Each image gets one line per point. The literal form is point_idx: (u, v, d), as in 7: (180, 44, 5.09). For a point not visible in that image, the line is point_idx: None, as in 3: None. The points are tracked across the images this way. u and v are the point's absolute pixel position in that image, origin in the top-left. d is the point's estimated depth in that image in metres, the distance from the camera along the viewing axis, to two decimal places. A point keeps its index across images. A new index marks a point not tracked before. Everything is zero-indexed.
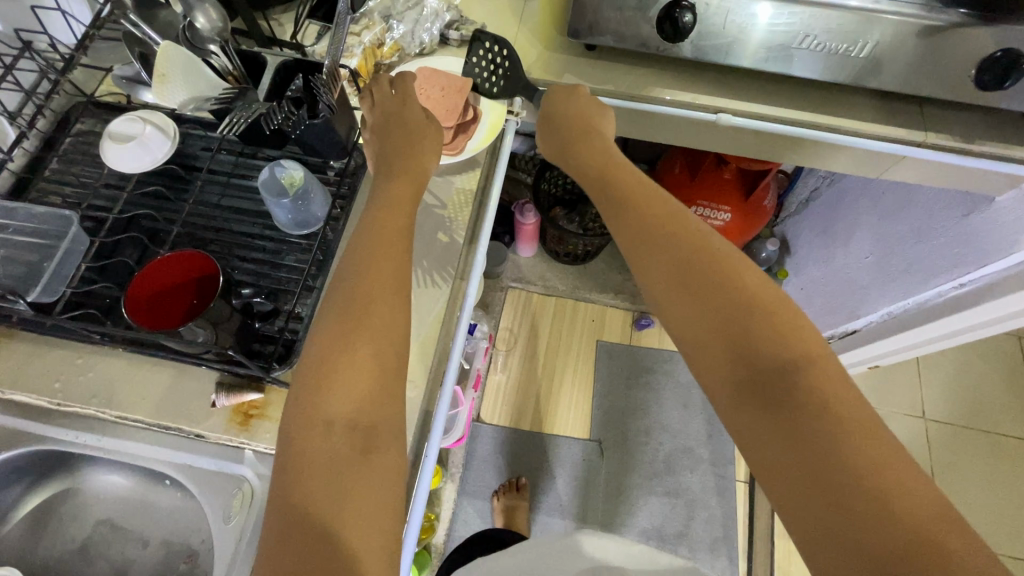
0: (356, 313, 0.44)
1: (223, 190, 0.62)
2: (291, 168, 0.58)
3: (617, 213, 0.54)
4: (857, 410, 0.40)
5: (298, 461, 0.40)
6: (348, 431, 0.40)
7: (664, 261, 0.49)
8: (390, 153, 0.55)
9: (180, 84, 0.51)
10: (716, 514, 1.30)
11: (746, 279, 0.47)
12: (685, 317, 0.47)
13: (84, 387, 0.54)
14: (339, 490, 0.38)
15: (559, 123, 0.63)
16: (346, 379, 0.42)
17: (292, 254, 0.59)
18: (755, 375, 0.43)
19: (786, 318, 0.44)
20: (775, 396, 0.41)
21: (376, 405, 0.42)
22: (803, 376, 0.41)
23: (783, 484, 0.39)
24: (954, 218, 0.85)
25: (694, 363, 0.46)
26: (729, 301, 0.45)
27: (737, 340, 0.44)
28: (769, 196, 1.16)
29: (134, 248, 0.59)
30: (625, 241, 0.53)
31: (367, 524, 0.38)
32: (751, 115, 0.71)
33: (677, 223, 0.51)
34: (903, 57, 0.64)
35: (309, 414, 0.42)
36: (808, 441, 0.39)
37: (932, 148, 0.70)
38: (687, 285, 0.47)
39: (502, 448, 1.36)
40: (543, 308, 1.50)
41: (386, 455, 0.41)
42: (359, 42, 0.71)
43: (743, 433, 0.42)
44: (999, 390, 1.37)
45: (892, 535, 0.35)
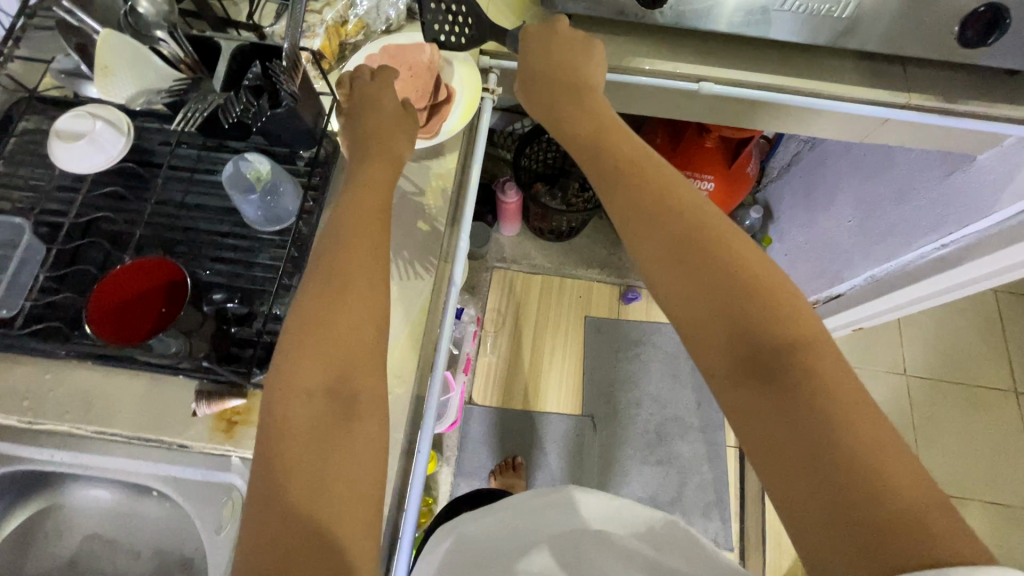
0: (332, 288, 0.44)
1: (186, 187, 0.59)
2: (256, 162, 0.54)
3: (606, 184, 0.52)
4: (849, 389, 0.38)
5: (282, 428, 0.40)
6: (328, 397, 0.41)
7: (658, 232, 0.47)
8: (362, 133, 0.53)
9: (126, 76, 0.46)
10: (708, 479, 1.33)
11: (743, 253, 0.44)
12: (677, 290, 0.45)
13: (56, 404, 0.51)
14: (321, 454, 0.39)
15: (540, 82, 0.60)
16: (322, 350, 0.42)
17: (267, 251, 0.56)
18: (754, 354, 0.41)
19: (781, 294, 0.43)
20: (770, 373, 0.40)
21: (353, 376, 0.42)
22: (798, 352, 0.40)
23: (775, 461, 0.38)
24: (936, 178, 0.85)
25: (688, 337, 0.44)
26: (724, 276, 0.43)
27: (732, 316, 0.42)
28: (751, 162, 1.14)
29: (95, 254, 0.55)
30: (615, 212, 0.50)
31: (348, 493, 0.38)
32: (732, 83, 0.69)
33: (674, 197, 0.48)
34: (886, 17, 0.63)
35: (286, 386, 0.41)
36: (801, 418, 0.38)
37: (916, 110, 0.70)
38: (680, 258, 0.45)
39: (496, 429, 1.36)
40: (529, 287, 1.49)
41: (369, 424, 0.41)
42: (321, 21, 0.66)
43: (736, 411, 0.41)
44: (975, 343, 1.41)
45: (881, 517, 0.34)
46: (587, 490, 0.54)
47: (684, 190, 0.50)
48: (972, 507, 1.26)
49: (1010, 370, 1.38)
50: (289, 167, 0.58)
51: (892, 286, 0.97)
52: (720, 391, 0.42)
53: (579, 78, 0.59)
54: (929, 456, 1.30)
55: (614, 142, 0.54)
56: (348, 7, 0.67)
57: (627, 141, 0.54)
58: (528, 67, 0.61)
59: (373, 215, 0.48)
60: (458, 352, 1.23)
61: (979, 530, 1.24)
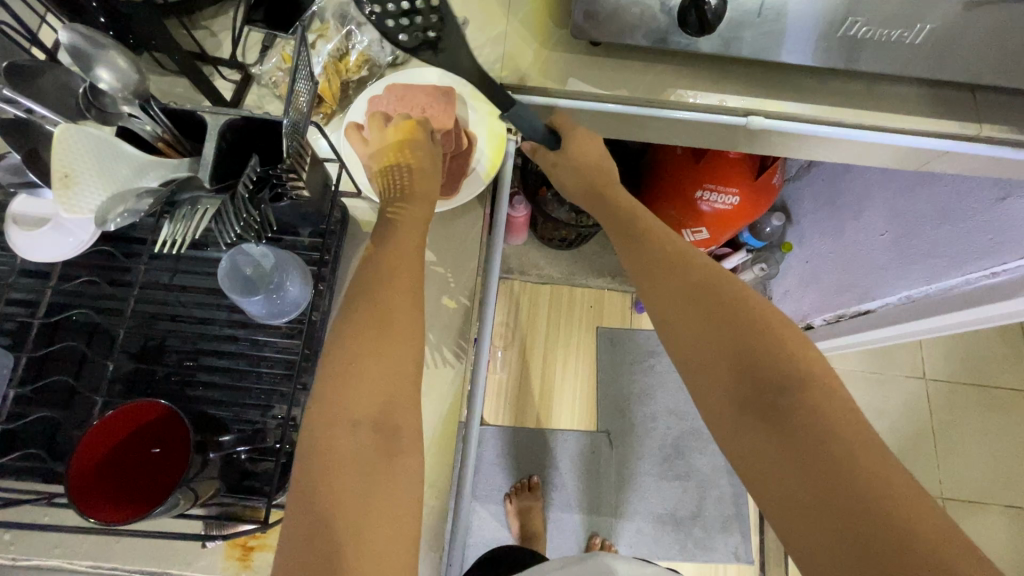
0: (377, 318, 0.43)
1: (173, 267, 0.51)
2: (258, 255, 0.47)
3: (630, 251, 0.57)
4: (856, 426, 0.41)
5: (325, 458, 0.38)
6: (374, 431, 0.40)
7: (669, 285, 0.52)
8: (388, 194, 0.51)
9: (92, 181, 0.35)
10: (727, 492, 1.32)
11: (749, 303, 0.48)
12: (689, 341, 0.49)
13: (41, 538, 0.45)
14: (365, 490, 0.38)
15: (573, 164, 0.66)
16: (370, 380, 0.41)
17: (272, 344, 0.49)
18: (758, 397, 0.44)
19: (787, 339, 0.46)
20: (779, 416, 0.43)
21: (398, 409, 0.41)
22: (802, 393, 0.43)
23: (786, 500, 0.40)
24: (985, 202, 0.80)
25: (698, 387, 0.48)
26: (730, 325, 0.47)
27: (739, 363, 0.46)
28: (778, 173, 1.07)
29: (73, 357, 0.48)
30: (633, 271, 0.56)
31: (391, 532, 0.37)
32: (782, 116, 0.62)
33: (683, 254, 0.53)
34: (965, 43, 0.55)
35: (329, 413, 0.40)
36: (808, 456, 0.40)
37: (984, 141, 0.63)
38: (690, 311, 0.49)
39: (509, 449, 1.32)
40: (537, 298, 1.42)
41: (410, 459, 0.40)
42: (317, 56, 0.57)
43: (746, 456, 0.44)
44: (996, 342, 1.38)
45: (893, 553, 0.35)
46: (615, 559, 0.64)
47: (692, 247, 0.54)
48: (991, 512, 1.26)
49: None
50: (291, 239, 0.50)
51: (925, 311, 0.93)
52: (728, 434, 0.46)
53: (603, 157, 0.67)
54: (949, 462, 1.29)
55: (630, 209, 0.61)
56: (347, 38, 0.58)
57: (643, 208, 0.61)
58: (563, 152, 0.65)
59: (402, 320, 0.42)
60: None
61: (998, 535, 1.24)
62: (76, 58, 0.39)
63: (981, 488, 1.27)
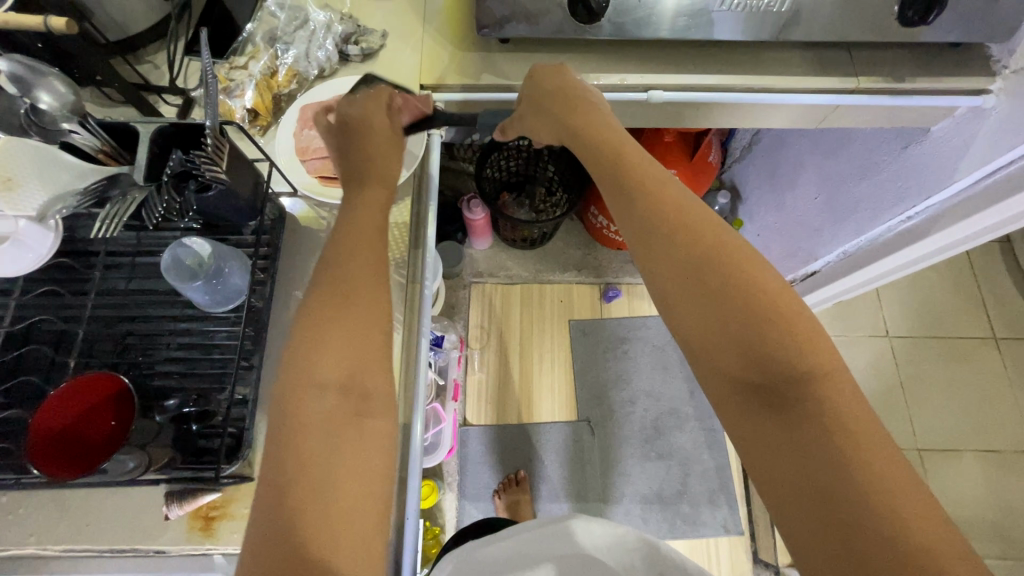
0: (340, 294, 0.46)
1: (129, 273, 0.55)
2: (196, 247, 0.51)
3: (625, 209, 0.51)
4: (862, 416, 0.40)
5: (296, 423, 0.41)
6: (340, 394, 0.43)
7: (675, 264, 0.46)
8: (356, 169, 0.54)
9: (33, 183, 0.43)
10: (710, 467, 1.34)
11: (760, 283, 0.44)
12: (693, 323, 0.45)
13: (18, 527, 0.49)
14: (334, 449, 0.41)
15: (549, 112, 0.59)
16: (336, 348, 0.44)
17: (222, 330, 0.53)
18: (766, 381, 0.42)
19: (800, 324, 0.43)
20: (781, 401, 0.41)
21: (365, 373, 0.44)
22: (813, 387, 0.41)
23: (784, 487, 0.40)
24: (893, 151, 0.86)
25: (703, 367, 0.45)
26: (739, 308, 0.43)
27: (750, 350, 0.42)
28: (713, 151, 1.14)
29: (40, 362, 0.51)
30: (632, 241, 0.50)
31: (357, 486, 0.40)
32: (679, 88, 0.68)
33: (691, 221, 0.48)
34: (826, 8, 0.62)
35: (301, 377, 0.43)
36: (812, 447, 0.39)
37: (866, 93, 0.69)
38: (697, 292, 0.45)
39: (494, 446, 1.35)
40: (508, 298, 1.47)
41: (377, 421, 0.44)
42: (249, 76, 0.64)
43: (745, 436, 0.43)
44: (950, 295, 1.44)
45: (888, 546, 0.36)
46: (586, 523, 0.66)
47: (702, 217, 0.48)
48: (966, 458, 1.29)
49: (987, 318, 1.41)
50: (235, 238, 0.55)
51: (862, 262, 0.98)
52: (729, 413, 0.44)
53: (592, 108, 0.58)
54: (920, 414, 1.33)
55: (632, 172, 0.52)
56: (275, 58, 0.65)
57: (650, 169, 0.52)
58: (530, 96, 0.61)
59: (337, 288, 0.46)
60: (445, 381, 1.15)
61: (975, 479, 1.27)
62: (16, 82, 0.45)
63: (953, 437, 1.30)
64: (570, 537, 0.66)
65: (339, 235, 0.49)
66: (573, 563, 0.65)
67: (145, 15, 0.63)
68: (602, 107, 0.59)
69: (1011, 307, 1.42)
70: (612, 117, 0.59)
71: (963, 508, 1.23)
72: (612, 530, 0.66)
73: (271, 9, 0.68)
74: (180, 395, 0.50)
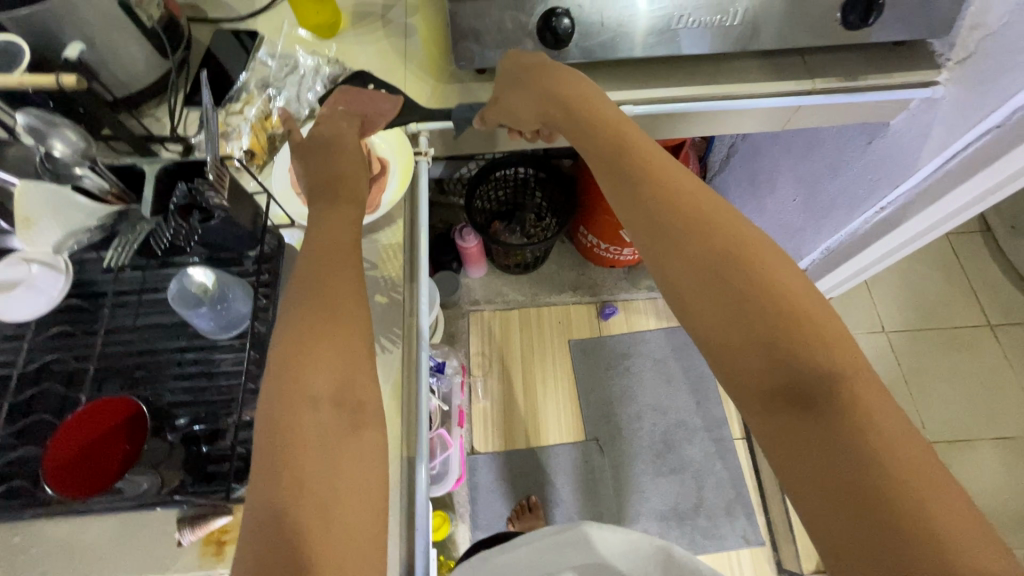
0: (326, 300, 0.45)
1: (136, 311, 0.56)
2: (201, 277, 0.54)
3: (632, 198, 0.48)
4: (896, 418, 0.35)
5: (286, 438, 0.39)
6: (335, 405, 0.41)
7: (687, 259, 0.43)
8: (324, 177, 0.55)
9: (50, 223, 0.52)
10: (724, 478, 1.33)
11: (777, 278, 0.40)
12: (707, 319, 0.41)
13: (32, 566, 0.49)
14: (331, 467, 0.39)
15: (529, 85, 0.62)
16: (326, 358, 0.42)
17: (228, 358, 0.55)
18: (790, 376, 0.37)
19: (825, 322, 0.39)
20: (808, 398, 0.37)
21: (356, 381, 0.43)
22: (842, 382, 0.36)
23: (804, 489, 0.35)
24: (859, 148, 0.89)
25: (721, 366, 0.40)
26: (755, 303, 0.39)
27: (769, 347, 0.38)
28: (691, 163, 1.19)
29: (52, 400, 0.52)
30: (639, 234, 0.47)
31: (364, 504, 0.39)
32: (649, 101, 0.73)
33: (702, 210, 0.45)
34: (775, 16, 0.67)
35: (288, 392, 0.41)
36: (836, 447, 0.35)
37: (823, 94, 0.74)
38: (710, 289, 0.41)
39: (504, 473, 1.34)
40: (507, 323, 1.49)
41: (372, 431, 0.42)
42: (245, 120, 0.69)
43: (768, 436, 0.38)
44: (940, 285, 1.46)
45: (920, 551, 0.31)
46: (602, 536, 0.64)
47: (720, 213, 0.45)
48: (979, 447, 1.27)
49: (980, 306, 1.43)
50: (237, 269, 0.58)
51: (847, 254, 1.04)
52: (753, 415, 0.39)
53: (579, 87, 0.59)
54: (928, 405, 1.32)
55: (638, 161, 0.50)
56: (268, 102, 0.70)
57: (663, 164, 0.49)
58: (507, 73, 0.64)
59: (320, 280, 0.46)
60: (449, 407, 1.15)
61: (992, 468, 1.25)
62: (34, 134, 0.53)
63: (964, 426, 1.29)
64: (581, 546, 0.65)
65: (318, 252, 0.48)
66: (589, 566, 0.65)
67: (148, 73, 0.68)
68: (585, 81, 0.60)
69: (1001, 292, 1.45)
70: (617, 111, 0.57)
71: (982, 497, 1.22)
72: (626, 538, 0.64)
73: (262, 58, 0.74)
74: (191, 412, 0.52)
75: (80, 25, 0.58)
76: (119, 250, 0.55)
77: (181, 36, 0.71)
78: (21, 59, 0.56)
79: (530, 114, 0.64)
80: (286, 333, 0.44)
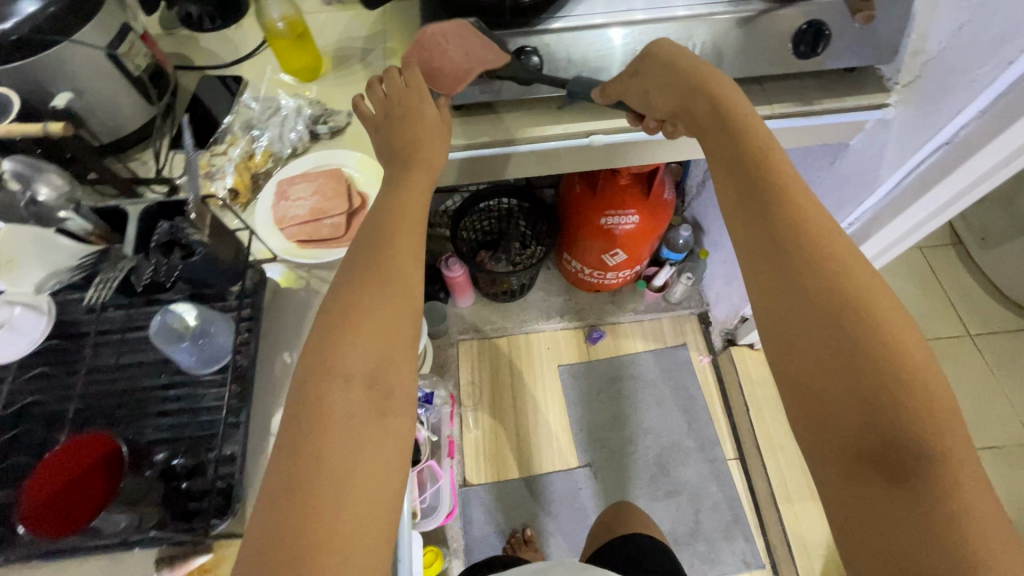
0: (379, 282, 0.47)
1: (118, 349, 0.57)
2: (181, 312, 0.55)
3: (762, 226, 0.45)
4: (984, 508, 0.35)
5: (319, 415, 0.41)
6: (365, 386, 0.43)
7: (808, 308, 0.41)
8: (398, 144, 0.59)
9: (31, 263, 0.55)
10: (720, 500, 1.31)
11: (905, 350, 0.39)
12: (814, 373, 0.40)
13: None
14: (356, 446, 0.40)
15: (676, 75, 0.56)
16: (365, 343, 0.44)
17: (210, 394, 0.55)
18: (888, 450, 0.37)
19: (940, 403, 0.38)
20: (899, 474, 0.36)
21: (389, 369, 0.44)
22: (940, 466, 0.36)
23: (864, 550, 0.37)
24: (825, 166, 0.95)
25: (809, 421, 0.40)
26: (873, 370, 0.38)
27: (876, 422, 0.37)
28: (667, 189, 1.25)
29: (31, 441, 0.52)
30: (762, 266, 0.44)
31: (378, 487, 0.40)
32: (617, 130, 0.76)
33: (839, 257, 0.42)
34: (732, 47, 0.71)
35: (323, 370, 0.43)
36: (919, 531, 0.35)
37: (782, 117, 0.78)
38: (825, 345, 0.40)
39: (498, 504, 1.32)
40: (497, 351, 1.49)
41: (398, 419, 0.43)
42: (229, 160, 0.71)
43: (838, 497, 0.38)
44: (919, 297, 1.50)
45: None
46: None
47: (854, 261, 0.42)
48: None
49: (958, 316, 1.46)
50: (220, 304, 0.59)
51: None
52: (826, 474, 0.39)
53: (722, 95, 0.52)
54: None
55: (776, 186, 0.46)
56: (251, 143, 0.72)
57: (802, 199, 0.45)
58: (656, 59, 0.58)
59: (367, 262, 0.48)
60: (438, 438, 1.14)
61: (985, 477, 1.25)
62: (20, 180, 0.56)
63: None
64: None
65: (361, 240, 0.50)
66: None
67: (135, 117, 0.70)
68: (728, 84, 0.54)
69: (978, 302, 1.48)
70: (761, 124, 0.50)
71: None
72: None
73: (246, 102, 0.76)
74: (170, 448, 0.52)
75: (68, 75, 0.62)
76: (102, 286, 0.56)
77: (168, 83, 0.74)
78: (10, 111, 0.60)
79: (665, 108, 0.59)
80: (334, 305, 0.46)
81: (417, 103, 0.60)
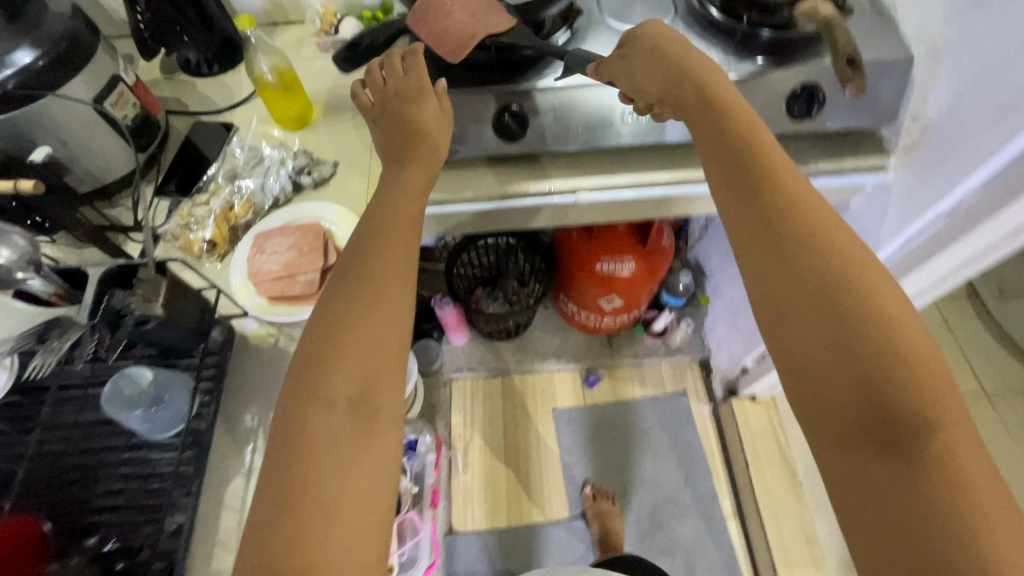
0: (370, 291, 0.46)
1: (80, 406, 0.56)
2: (138, 375, 0.54)
3: (749, 204, 0.45)
4: (985, 482, 0.34)
5: (305, 442, 0.40)
6: (349, 409, 0.42)
7: (798, 282, 0.41)
8: (398, 139, 0.58)
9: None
10: (716, 560, 1.25)
11: (894, 320, 0.38)
12: (805, 346, 0.40)
13: None
14: (344, 470, 0.40)
15: (658, 60, 0.53)
16: (353, 356, 0.43)
17: (162, 461, 0.54)
18: (882, 419, 0.36)
19: (933, 374, 0.37)
20: (893, 444, 0.35)
21: (378, 385, 0.43)
22: (934, 434, 0.35)
23: (875, 547, 0.34)
24: None
25: (806, 400, 0.39)
26: (862, 341, 0.38)
27: (869, 393, 0.36)
28: (666, 236, 1.24)
29: None
30: (752, 242, 0.44)
31: (363, 516, 0.39)
32: (603, 188, 0.72)
33: (827, 230, 0.42)
34: None
35: (310, 391, 0.42)
36: (916, 506, 0.34)
37: None
38: (815, 317, 0.40)
39: (485, 554, 1.27)
40: (491, 392, 1.46)
41: (385, 437, 0.43)
42: (209, 211, 0.71)
43: (832, 471, 0.37)
44: None
45: None
46: None
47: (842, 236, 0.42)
48: None
49: (975, 373, 1.40)
50: (186, 361, 0.58)
51: None
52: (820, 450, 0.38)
53: (708, 70, 0.51)
54: None
55: (764, 166, 0.46)
56: (234, 193, 0.73)
57: (791, 178, 0.45)
58: (636, 43, 0.56)
59: (357, 271, 0.47)
60: (421, 487, 1.11)
61: None
62: None
63: None
64: None
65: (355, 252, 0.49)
66: None
67: (122, 164, 0.70)
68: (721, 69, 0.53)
69: (995, 359, 1.41)
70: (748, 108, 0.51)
71: None
72: None
73: (233, 150, 0.77)
74: (107, 528, 0.50)
75: (54, 127, 0.62)
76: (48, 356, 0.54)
77: (156, 129, 0.74)
78: None
79: (651, 92, 0.55)
80: (324, 313, 0.46)
81: (415, 91, 0.59)
